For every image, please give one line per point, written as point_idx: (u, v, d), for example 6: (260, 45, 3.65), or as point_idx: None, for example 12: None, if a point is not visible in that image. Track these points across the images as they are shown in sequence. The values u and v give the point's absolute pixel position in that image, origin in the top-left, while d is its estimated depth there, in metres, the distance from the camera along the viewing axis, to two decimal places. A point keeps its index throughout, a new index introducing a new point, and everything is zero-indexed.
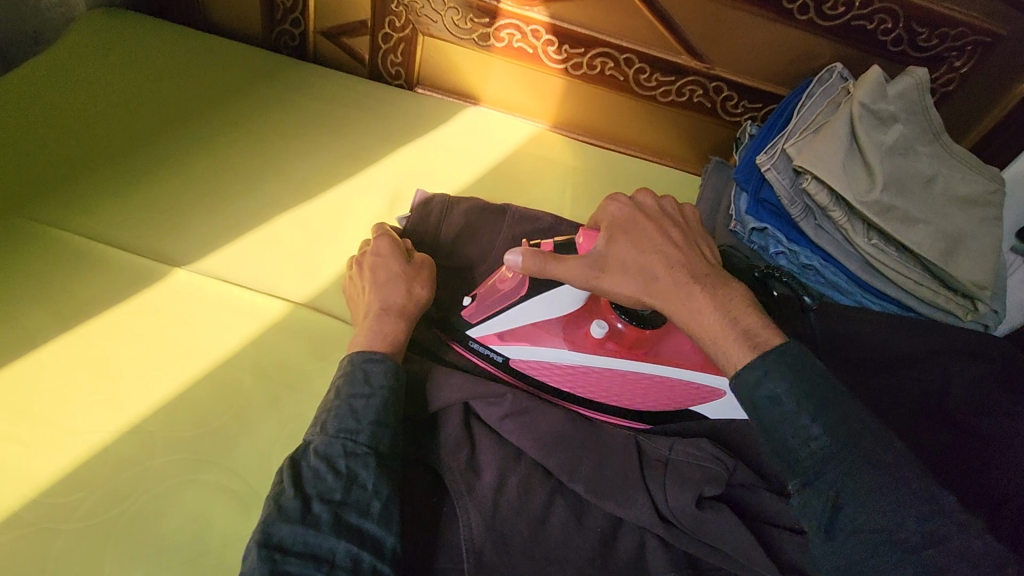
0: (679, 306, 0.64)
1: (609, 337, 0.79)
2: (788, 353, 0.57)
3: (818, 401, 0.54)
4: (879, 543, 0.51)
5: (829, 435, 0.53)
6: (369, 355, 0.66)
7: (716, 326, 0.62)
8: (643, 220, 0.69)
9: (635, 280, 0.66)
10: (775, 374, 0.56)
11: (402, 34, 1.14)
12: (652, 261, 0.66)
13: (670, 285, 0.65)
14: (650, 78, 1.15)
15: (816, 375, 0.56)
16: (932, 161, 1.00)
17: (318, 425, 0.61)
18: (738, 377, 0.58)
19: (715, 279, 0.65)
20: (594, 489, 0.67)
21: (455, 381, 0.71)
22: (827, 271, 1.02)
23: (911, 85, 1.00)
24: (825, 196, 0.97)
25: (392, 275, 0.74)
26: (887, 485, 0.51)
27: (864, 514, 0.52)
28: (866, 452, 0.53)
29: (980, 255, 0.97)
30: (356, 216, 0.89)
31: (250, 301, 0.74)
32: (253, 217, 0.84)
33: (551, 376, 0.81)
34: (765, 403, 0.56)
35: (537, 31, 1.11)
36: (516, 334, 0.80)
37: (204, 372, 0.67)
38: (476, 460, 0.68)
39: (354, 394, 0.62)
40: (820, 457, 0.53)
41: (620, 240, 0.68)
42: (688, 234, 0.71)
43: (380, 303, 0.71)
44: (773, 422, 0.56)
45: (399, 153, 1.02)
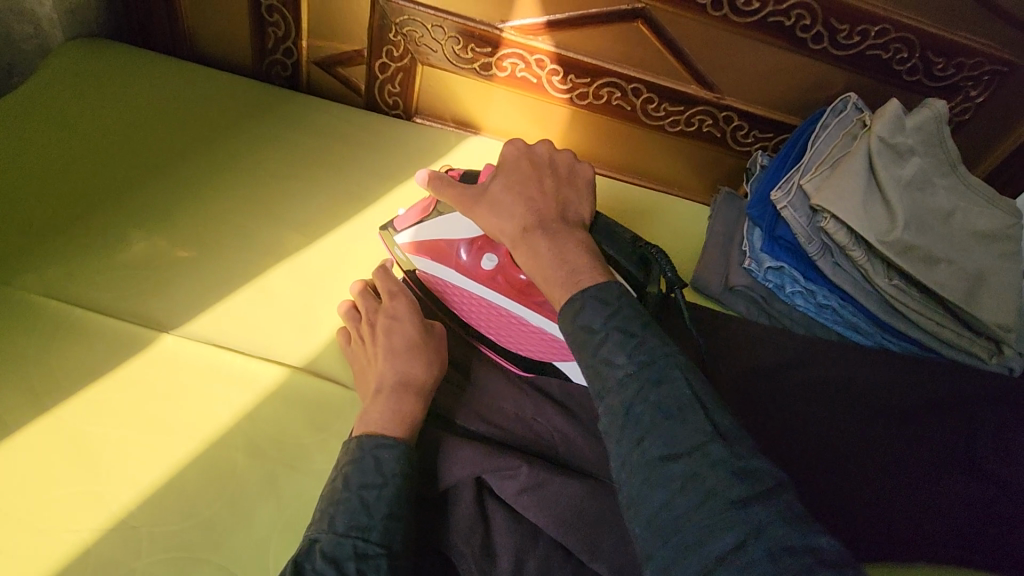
0: (517, 244, 0.72)
1: (499, 272, 0.77)
2: (610, 291, 0.64)
3: (630, 330, 0.60)
4: (660, 456, 0.53)
5: (633, 358, 0.58)
6: (382, 440, 0.61)
7: (542, 262, 0.69)
8: (526, 165, 0.77)
9: (495, 215, 0.73)
10: (602, 317, 0.61)
11: (400, 64, 1.09)
12: (514, 202, 0.73)
13: (518, 224, 0.72)
14: (658, 108, 1.11)
15: (630, 311, 0.62)
16: (951, 195, 0.97)
17: (325, 521, 0.56)
18: (565, 306, 0.65)
19: (561, 228, 0.72)
20: (617, 570, 0.64)
21: (467, 454, 0.66)
22: (845, 311, 0.98)
23: (929, 118, 0.96)
24: (844, 235, 0.93)
25: (411, 344, 0.70)
26: (683, 425, 0.54)
27: (658, 446, 0.53)
28: (663, 374, 0.57)
29: (1005, 295, 0.93)
30: (356, 262, 0.85)
31: (242, 366, 0.69)
32: (245, 269, 0.79)
33: (446, 295, 0.82)
34: (584, 331, 0.62)
35: (541, 60, 1.06)
36: (427, 248, 0.80)
37: (194, 451, 0.62)
38: (491, 544, 0.64)
39: (365, 484, 0.58)
40: (626, 378, 0.58)
41: (501, 180, 0.76)
42: (567, 186, 0.78)
43: (396, 377, 0.66)
44: (590, 344, 0.61)
45: (400, 189, 0.97)
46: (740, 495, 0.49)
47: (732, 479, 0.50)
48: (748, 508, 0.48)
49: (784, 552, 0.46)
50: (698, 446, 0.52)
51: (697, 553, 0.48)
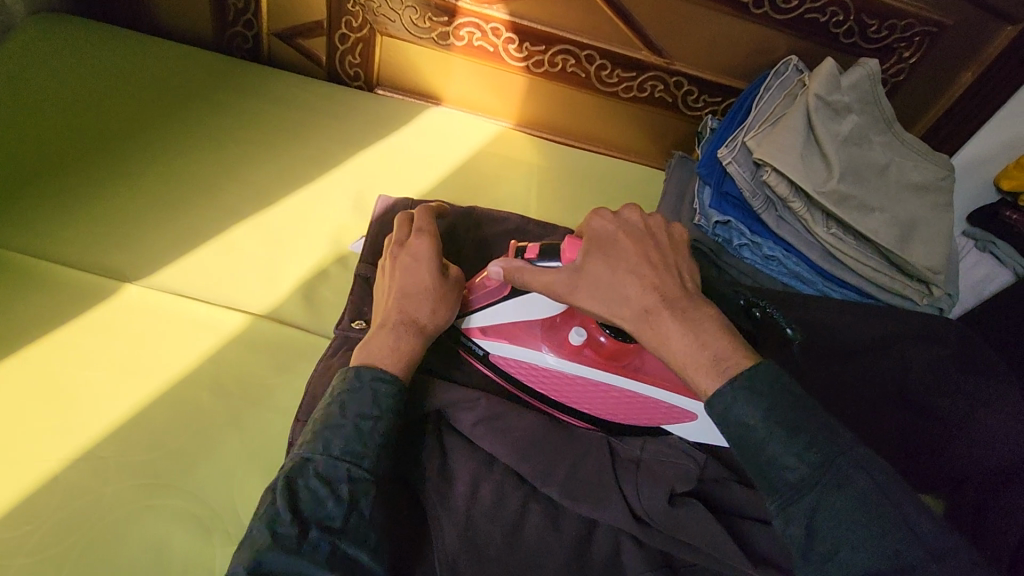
0: (644, 332, 0.61)
1: (587, 345, 0.77)
2: (760, 376, 0.54)
3: (797, 426, 0.52)
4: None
5: (807, 462, 0.51)
6: (380, 374, 0.63)
7: (680, 352, 0.59)
8: (622, 236, 0.65)
9: (607, 300, 0.63)
10: (761, 414, 0.53)
11: (359, 34, 1.11)
12: (624, 279, 0.62)
13: (639, 308, 0.61)
14: (611, 74, 1.15)
15: (788, 399, 0.53)
16: (886, 151, 1.03)
17: (321, 444, 0.59)
18: (711, 400, 0.56)
19: (691, 304, 0.61)
20: (568, 492, 0.67)
21: (454, 390, 0.71)
22: (789, 262, 1.04)
23: (863, 76, 1.02)
24: (784, 187, 0.98)
25: (421, 285, 0.71)
26: (884, 535, 0.49)
27: (858, 560, 0.49)
28: (848, 480, 0.51)
29: (933, 241, 1.00)
30: (318, 221, 0.87)
31: (206, 313, 0.72)
32: (209, 227, 0.81)
33: (532, 378, 0.79)
34: (741, 430, 0.54)
35: (496, 29, 1.10)
36: (499, 331, 0.78)
37: (161, 390, 0.65)
38: (449, 469, 0.68)
39: (362, 415, 0.61)
40: (800, 487, 0.51)
41: (596, 253, 0.64)
42: (672, 249, 0.66)
43: (399, 318, 0.68)
44: (751, 445, 0.53)
45: (362, 155, 1.01)
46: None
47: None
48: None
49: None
50: (908, 567, 0.48)
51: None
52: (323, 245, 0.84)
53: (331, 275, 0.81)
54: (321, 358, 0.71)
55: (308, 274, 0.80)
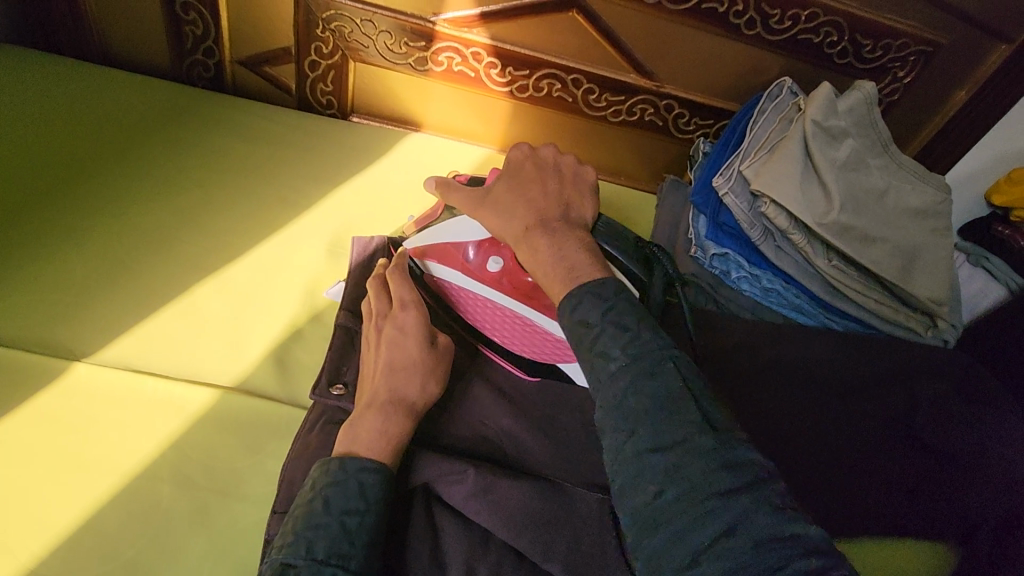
0: (518, 244, 0.70)
1: (504, 275, 0.77)
2: (606, 287, 0.62)
3: (625, 324, 0.58)
4: (648, 446, 0.51)
5: (625, 351, 0.56)
6: (367, 464, 0.58)
7: (541, 261, 0.68)
8: (529, 167, 0.77)
9: (499, 217, 0.73)
10: (598, 312, 0.60)
11: (331, 61, 1.04)
12: (517, 204, 0.73)
13: (520, 224, 0.71)
14: (598, 98, 1.10)
15: (625, 306, 0.60)
16: (885, 175, 1.00)
17: (303, 547, 0.52)
18: (564, 298, 0.63)
19: (561, 227, 0.71)
20: (572, 570, 0.62)
21: (442, 462, 0.65)
22: (789, 293, 1.00)
23: (860, 100, 0.98)
24: (783, 219, 0.94)
25: (409, 360, 0.67)
26: (676, 425, 0.51)
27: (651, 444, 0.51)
28: (657, 367, 0.54)
29: (935, 269, 0.96)
30: (290, 272, 0.81)
31: (167, 393, 0.65)
32: (169, 287, 0.75)
33: (452, 297, 0.80)
34: (581, 327, 0.60)
35: (477, 53, 1.03)
36: (432, 250, 0.78)
37: (116, 488, 0.58)
38: (441, 554, 0.62)
39: (348, 509, 0.55)
40: (617, 370, 0.56)
41: (504, 181, 0.75)
42: (570, 185, 0.77)
43: (387, 395, 0.64)
44: (587, 339, 0.59)
45: (336, 193, 0.95)
46: (725, 486, 0.47)
47: (722, 470, 0.48)
48: (735, 497, 0.47)
49: (768, 546, 0.44)
50: (685, 438, 0.50)
51: (683, 548, 0.46)
52: (297, 299, 0.78)
53: (305, 334, 0.75)
54: (298, 434, 0.64)
55: (281, 335, 0.73)
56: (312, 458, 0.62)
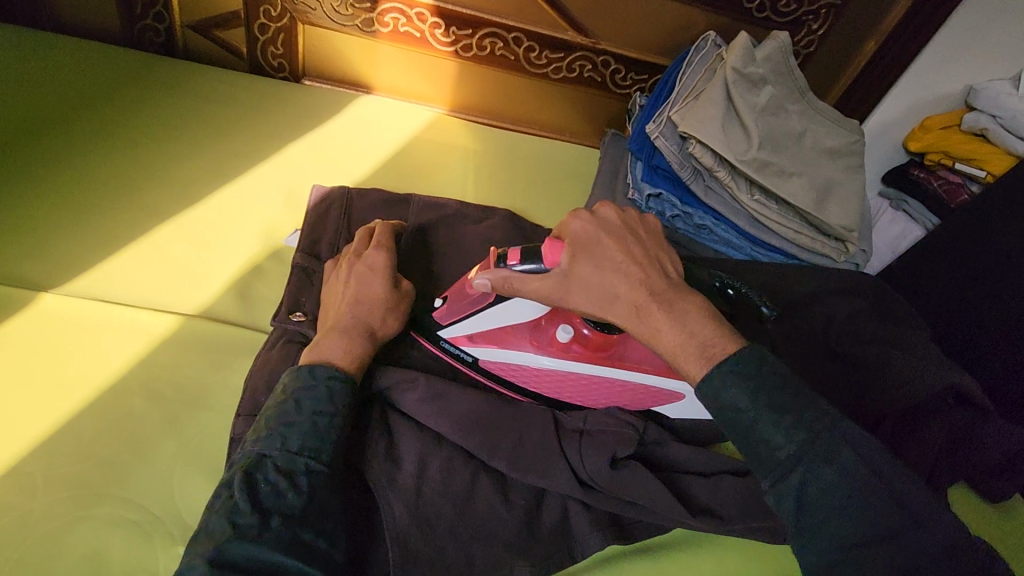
0: (638, 328, 0.63)
1: (574, 340, 0.76)
2: (747, 362, 0.57)
3: (784, 407, 0.55)
4: (844, 538, 0.52)
5: (792, 439, 0.54)
6: (334, 373, 0.64)
7: (672, 344, 0.61)
8: (604, 237, 0.65)
9: (599, 302, 0.65)
10: (750, 397, 0.56)
11: (279, 24, 1.09)
12: (613, 280, 0.64)
13: (627, 305, 0.63)
14: (540, 56, 1.17)
15: (776, 383, 0.56)
16: (801, 119, 1.09)
17: (278, 441, 0.58)
18: (700, 386, 0.58)
19: (676, 296, 0.63)
20: (516, 464, 0.69)
21: (408, 378, 0.71)
22: (719, 229, 1.09)
23: (775, 48, 1.07)
24: (709, 158, 1.02)
25: (376, 292, 0.72)
26: (865, 507, 0.52)
27: (838, 526, 0.53)
28: (831, 454, 0.54)
29: (846, 201, 1.06)
30: (249, 216, 0.86)
31: (133, 319, 0.69)
32: (130, 228, 0.79)
33: (521, 379, 0.79)
34: (730, 412, 0.57)
35: (422, 13, 1.09)
36: (486, 337, 0.77)
37: (88, 400, 0.63)
38: (395, 451, 0.68)
39: (318, 411, 0.61)
40: (789, 463, 0.54)
41: (583, 256, 0.65)
42: (648, 242, 0.67)
43: (350, 321, 0.69)
44: (742, 428, 0.56)
45: (290, 148, 1.00)
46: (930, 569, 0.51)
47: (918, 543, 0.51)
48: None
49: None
50: (881, 528, 0.52)
51: None
52: (255, 241, 0.82)
53: (265, 270, 0.80)
54: (258, 351, 0.70)
55: (241, 270, 0.79)
56: (272, 369, 0.67)
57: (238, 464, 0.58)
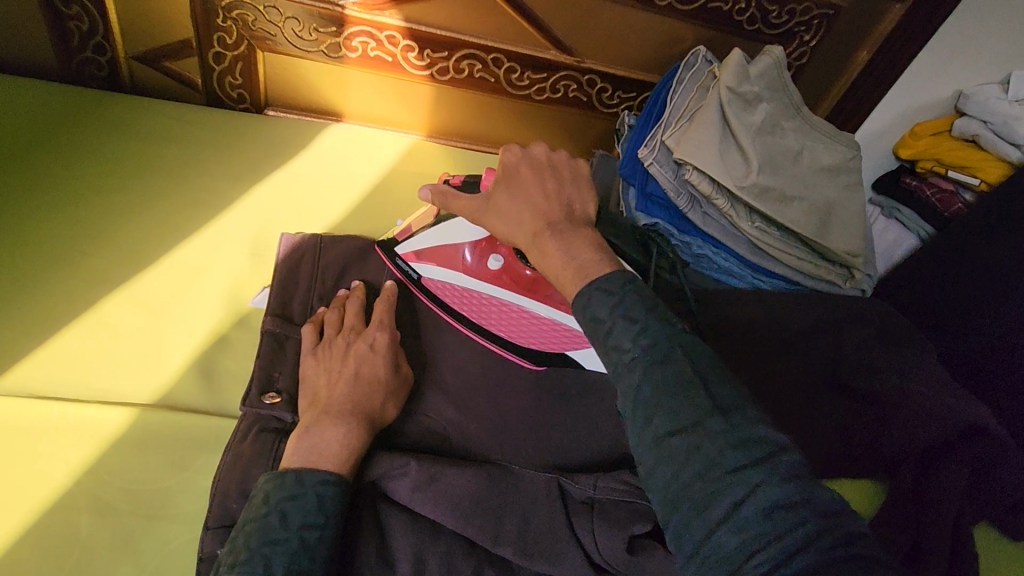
0: (530, 251, 0.65)
1: (504, 271, 0.79)
2: (613, 280, 0.56)
3: (635, 316, 0.53)
4: (669, 431, 0.47)
5: (640, 343, 0.51)
6: (323, 476, 0.56)
7: (552, 266, 0.62)
8: (526, 170, 0.69)
9: (505, 226, 0.67)
10: (606, 305, 0.55)
11: (236, 52, 0.99)
12: (521, 207, 0.67)
13: (526, 229, 0.65)
14: (521, 77, 1.09)
15: (636, 298, 0.54)
16: (799, 136, 1.04)
17: (261, 565, 0.50)
18: (574, 297, 0.58)
19: (572, 227, 0.64)
20: (522, 551, 0.62)
21: (404, 465, 0.64)
22: (719, 257, 1.04)
23: (770, 65, 1.02)
24: (706, 185, 0.97)
25: (378, 377, 0.67)
26: (694, 405, 0.47)
27: (671, 423, 0.47)
28: (669, 355, 0.50)
29: (849, 224, 1.02)
30: (210, 276, 0.77)
31: (78, 416, 0.61)
32: (74, 303, 0.71)
33: (453, 299, 0.80)
34: (595, 324, 0.55)
35: (393, 36, 1.00)
36: (431, 253, 0.80)
37: (26, 523, 0.54)
38: (389, 549, 0.61)
39: (306, 523, 0.53)
40: (633, 362, 0.51)
41: (502, 184, 0.69)
42: (570, 181, 0.70)
43: (349, 409, 0.62)
44: (601, 334, 0.54)
45: (256, 189, 0.92)
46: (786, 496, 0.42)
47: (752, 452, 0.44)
48: (749, 474, 0.43)
49: (781, 512, 0.42)
50: (699, 419, 0.47)
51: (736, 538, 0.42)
52: (218, 306, 0.74)
53: (230, 340, 0.71)
54: (226, 445, 0.61)
55: (202, 345, 0.70)
56: (244, 468, 0.59)
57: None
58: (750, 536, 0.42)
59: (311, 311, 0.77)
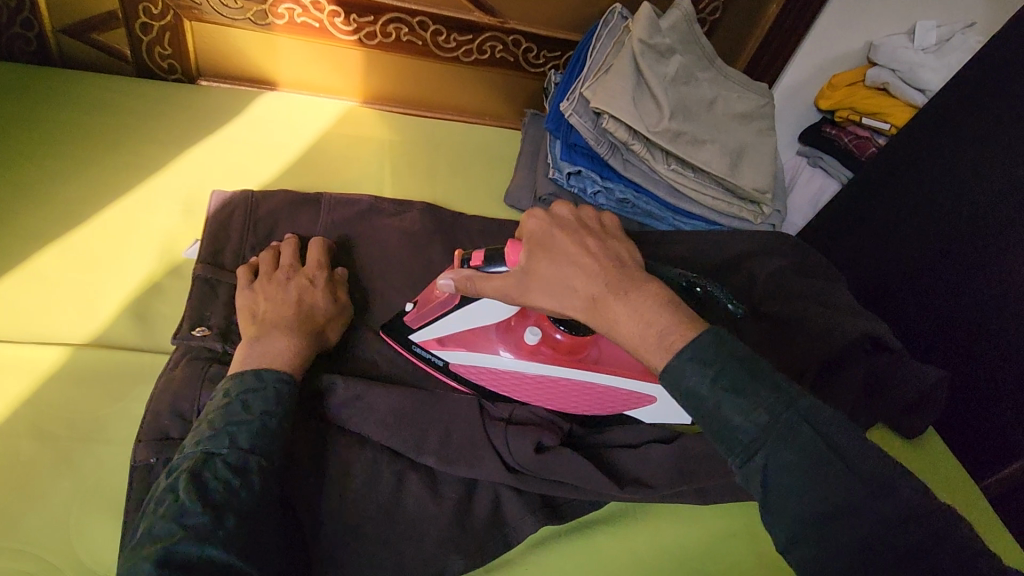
0: (595, 320, 0.60)
1: (544, 343, 0.75)
2: (706, 346, 0.53)
3: (741, 388, 0.51)
4: (814, 516, 0.48)
5: (755, 421, 0.50)
6: (280, 374, 0.64)
7: (629, 333, 0.58)
8: (559, 233, 0.64)
9: (557, 297, 0.63)
10: (709, 381, 0.52)
11: (163, 22, 1.02)
12: (568, 274, 0.62)
13: (584, 298, 0.60)
14: (448, 39, 1.14)
15: (736, 364, 0.52)
16: (712, 85, 1.11)
17: (228, 440, 0.58)
18: (661, 374, 0.55)
19: (634, 285, 0.59)
20: (444, 458, 0.68)
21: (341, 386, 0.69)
22: (640, 201, 1.10)
23: (679, 18, 1.08)
24: (623, 131, 1.02)
25: (315, 302, 0.74)
26: (838, 485, 0.48)
27: (811, 506, 0.48)
28: (792, 431, 0.50)
29: (759, 163, 1.09)
30: (143, 231, 0.81)
31: (14, 356, 0.64)
32: (8, 260, 0.74)
33: (491, 382, 0.78)
34: (692, 398, 0.53)
35: (318, 2, 1.04)
36: (456, 339, 0.76)
37: None
38: (317, 459, 0.67)
39: (268, 410, 0.61)
40: (751, 442, 0.50)
41: (537, 254, 0.64)
42: (607, 236, 0.65)
43: (289, 326, 0.69)
44: (705, 410, 0.52)
45: (190, 154, 0.95)
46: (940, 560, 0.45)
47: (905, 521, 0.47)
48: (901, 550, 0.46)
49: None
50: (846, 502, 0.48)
51: None
52: (151, 257, 0.78)
53: (164, 287, 0.75)
54: (159, 374, 0.66)
55: (136, 291, 0.74)
56: (176, 392, 0.64)
57: (180, 467, 0.57)
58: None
59: (243, 259, 0.81)
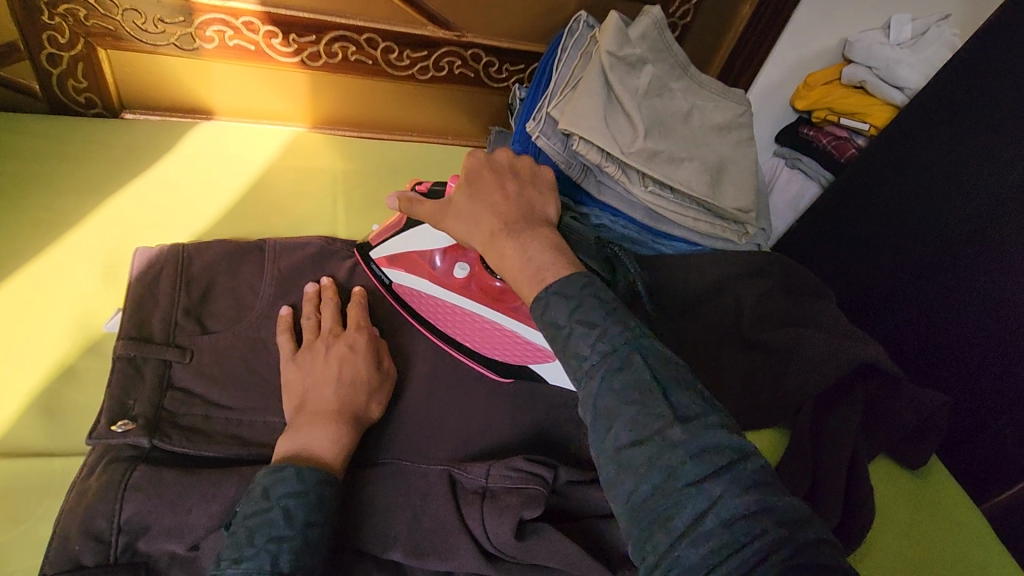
0: (488, 253, 0.66)
1: (471, 280, 0.79)
2: (572, 284, 0.57)
3: (592, 321, 0.54)
4: (626, 441, 0.48)
5: (600, 350, 0.52)
6: (324, 475, 0.57)
7: (510, 267, 0.63)
8: (488, 172, 0.70)
9: (465, 231, 0.68)
10: (567, 314, 0.55)
11: (75, 52, 0.91)
12: (478, 209, 0.68)
13: (484, 231, 0.66)
14: (401, 57, 1.04)
15: (593, 302, 0.55)
16: (687, 96, 1.03)
17: (269, 560, 0.50)
18: (533, 303, 0.59)
19: (529, 229, 0.65)
20: (413, 551, 0.60)
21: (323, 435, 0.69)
22: (618, 225, 1.04)
23: (650, 25, 1.00)
24: (595, 153, 0.94)
25: (359, 376, 0.68)
26: (651, 414, 0.48)
27: (626, 429, 0.48)
28: (626, 361, 0.51)
29: (740, 180, 1.02)
30: (54, 304, 0.72)
31: None
32: None
33: (419, 305, 0.79)
34: (554, 330, 0.56)
35: (250, 22, 0.93)
36: (402, 259, 0.80)
37: None
38: None
39: (311, 521, 0.53)
40: (592, 371, 0.52)
41: (461, 188, 0.70)
42: (532, 184, 0.71)
43: (336, 406, 0.64)
44: (561, 339, 0.55)
45: (110, 205, 0.85)
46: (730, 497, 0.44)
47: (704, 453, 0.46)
48: (703, 484, 0.45)
49: (736, 521, 0.43)
50: (658, 429, 0.47)
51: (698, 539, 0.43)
52: (65, 336, 0.70)
53: (79, 371, 0.68)
54: (73, 482, 0.59)
55: (45, 379, 0.66)
56: (87, 508, 0.55)
57: None
58: (710, 544, 0.43)
59: (174, 327, 0.71)
